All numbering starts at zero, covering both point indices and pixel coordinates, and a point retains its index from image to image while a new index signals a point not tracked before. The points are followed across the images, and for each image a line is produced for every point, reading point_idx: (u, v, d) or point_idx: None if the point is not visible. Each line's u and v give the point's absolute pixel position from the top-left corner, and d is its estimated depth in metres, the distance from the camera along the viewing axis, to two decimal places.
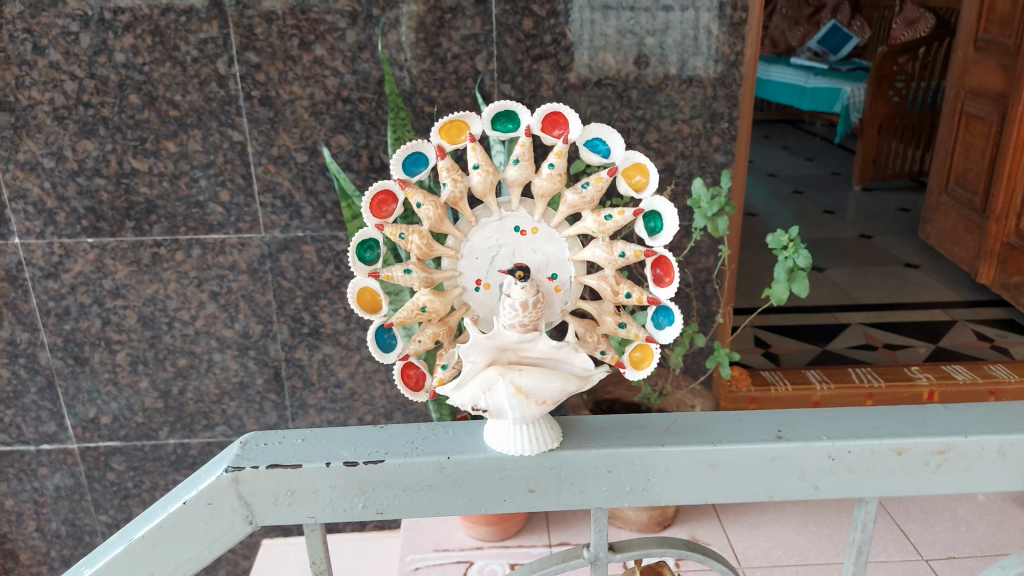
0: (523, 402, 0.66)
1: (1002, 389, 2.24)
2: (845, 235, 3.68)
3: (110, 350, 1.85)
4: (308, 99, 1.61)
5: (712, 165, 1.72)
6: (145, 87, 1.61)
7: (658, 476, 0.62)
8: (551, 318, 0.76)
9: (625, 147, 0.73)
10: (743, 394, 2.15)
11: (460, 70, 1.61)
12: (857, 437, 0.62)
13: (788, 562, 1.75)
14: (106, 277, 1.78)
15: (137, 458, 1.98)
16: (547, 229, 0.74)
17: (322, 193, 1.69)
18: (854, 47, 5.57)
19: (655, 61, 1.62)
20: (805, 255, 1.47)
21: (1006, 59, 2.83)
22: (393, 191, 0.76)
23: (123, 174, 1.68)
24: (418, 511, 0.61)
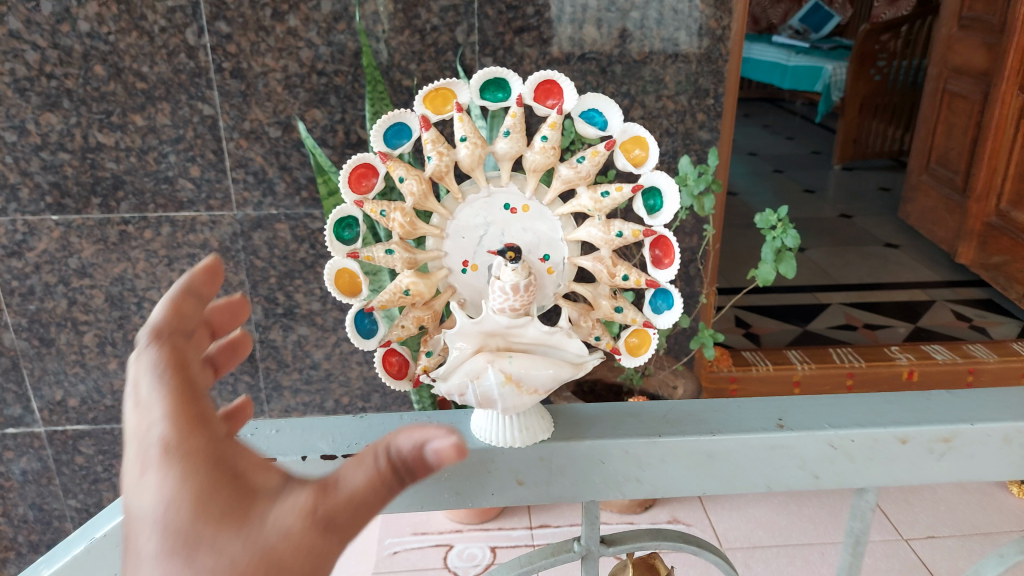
0: (514, 392, 0.63)
1: (981, 369, 2.24)
2: (825, 215, 3.68)
3: (77, 331, 1.79)
4: (282, 71, 1.55)
5: (697, 142, 1.69)
6: (110, 58, 1.54)
7: (653, 465, 0.59)
8: (543, 302, 0.72)
9: (623, 120, 0.70)
10: (724, 374, 2.14)
11: (439, 43, 1.56)
12: (861, 425, 0.59)
13: (769, 543, 1.74)
14: (72, 256, 1.71)
15: (106, 441, 1.93)
16: (538, 206, 0.70)
17: (296, 169, 1.64)
18: (835, 26, 5.55)
19: (639, 34, 1.58)
20: (793, 236, 1.44)
21: (990, 37, 2.81)
22: (373, 164, 0.71)
23: (88, 149, 1.61)
24: (400, 506, 0.58)
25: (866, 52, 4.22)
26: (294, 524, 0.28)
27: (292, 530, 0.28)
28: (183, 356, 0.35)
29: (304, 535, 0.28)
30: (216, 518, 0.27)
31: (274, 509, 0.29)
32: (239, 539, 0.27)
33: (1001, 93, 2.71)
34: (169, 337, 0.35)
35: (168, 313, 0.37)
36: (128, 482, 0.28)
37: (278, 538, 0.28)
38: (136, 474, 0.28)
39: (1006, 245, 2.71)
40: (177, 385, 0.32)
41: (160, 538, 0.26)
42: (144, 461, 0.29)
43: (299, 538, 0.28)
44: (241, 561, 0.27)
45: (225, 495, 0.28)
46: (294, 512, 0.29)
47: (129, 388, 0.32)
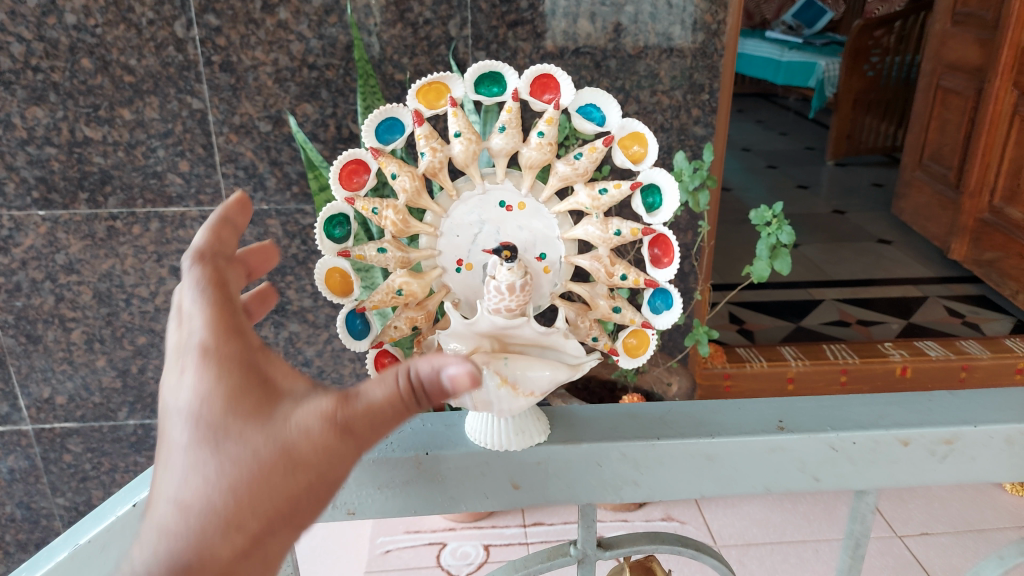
0: (510, 394, 0.62)
1: (974, 365, 2.23)
2: (818, 211, 3.68)
3: (64, 328, 1.77)
4: (272, 65, 1.53)
5: (692, 137, 1.67)
6: (97, 51, 1.51)
7: (651, 469, 0.57)
8: (539, 302, 0.71)
9: (622, 115, 0.69)
10: (718, 370, 2.13)
11: (432, 36, 1.54)
12: (863, 428, 0.58)
13: (764, 540, 1.74)
14: (59, 252, 1.69)
15: (95, 439, 1.91)
16: (534, 203, 0.69)
17: (286, 164, 1.62)
18: (828, 21, 5.55)
19: (634, 29, 1.56)
20: (788, 232, 1.43)
21: (984, 33, 2.81)
22: (365, 160, 0.70)
23: (75, 143, 1.59)
24: (393, 510, 0.57)
25: (860, 48, 4.21)
26: (313, 423, 0.37)
27: (307, 427, 0.37)
28: (224, 280, 0.44)
29: (321, 433, 0.37)
30: (242, 415, 0.37)
31: (293, 409, 0.38)
32: (262, 431, 0.37)
33: (995, 89, 2.70)
34: (212, 262, 0.45)
35: (210, 238, 0.46)
36: (178, 383, 0.39)
37: (299, 433, 0.37)
38: (185, 376, 0.39)
39: (998, 241, 2.71)
40: (218, 305, 0.42)
41: (196, 428, 0.37)
42: (191, 369, 0.39)
43: (316, 436, 0.37)
44: (262, 449, 0.36)
45: (251, 398, 0.38)
46: (315, 415, 0.37)
47: (182, 306, 0.42)
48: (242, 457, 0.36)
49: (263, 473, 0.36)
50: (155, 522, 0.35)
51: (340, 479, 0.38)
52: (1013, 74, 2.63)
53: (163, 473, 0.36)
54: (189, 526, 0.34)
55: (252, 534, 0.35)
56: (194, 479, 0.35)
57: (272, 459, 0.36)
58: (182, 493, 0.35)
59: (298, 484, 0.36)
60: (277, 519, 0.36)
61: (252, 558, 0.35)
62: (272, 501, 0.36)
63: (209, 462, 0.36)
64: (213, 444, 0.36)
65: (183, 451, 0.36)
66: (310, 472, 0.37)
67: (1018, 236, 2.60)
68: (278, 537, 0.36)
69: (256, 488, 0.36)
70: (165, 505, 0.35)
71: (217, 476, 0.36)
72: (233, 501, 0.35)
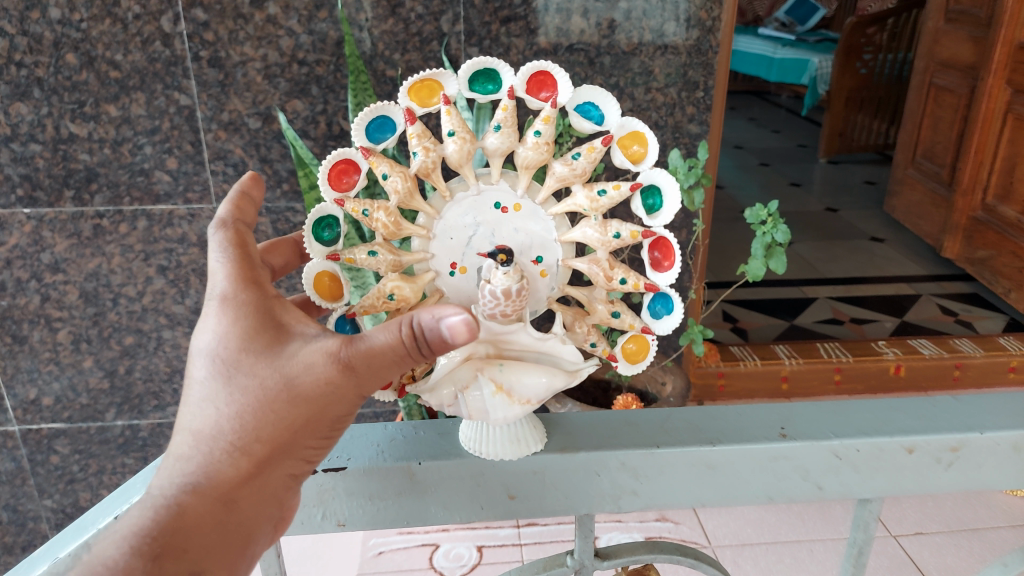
0: (505, 402, 0.62)
1: (967, 364, 2.23)
2: (810, 208, 3.68)
3: (50, 328, 1.75)
4: (261, 60, 1.50)
5: (687, 135, 1.66)
6: (82, 46, 1.48)
7: (650, 477, 0.56)
8: (535, 307, 0.69)
9: (621, 114, 0.67)
10: (712, 369, 2.13)
11: (424, 32, 1.52)
12: (867, 434, 0.56)
13: (758, 540, 1.72)
14: (44, 251, 1.66)
15: (82, 441, 1.89)
16: (530, 205, 0.67)
17: (276, 161, 1.59)
18: (821, 19, 5.55)
19: (628, 25, 1.54)
20: (784, 231, 1.41)
21: (977, 31, 2.81)
22: (355, 160, 0.68)
23: (60, 140, 1.56)
24: (385, 520, 0.56)
25: (852, 45, 4.21)
26: (319, 360, 0.51)
27: (304, 368, 0.51)
28: (243, 238, 0.57)
29: (326, 367, 0.51)
30: (254, 356, 0.52)
31: (297, 351, 0.52)
32: (268, 370, 0.51)
33: (988, 87, 2.70)
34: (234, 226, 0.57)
35: (234, 209, 0.59)
36: (205, 326, 0.53)
37: (309, 367, 0.51)
38: (210, 321, 0.53)
39: (991, 239, 2.71)
40: (238, 261, 0.55)
41: (219, 360, 0.52)
42: (216, 316, 0.53)
43: (321, 371, 0.51)
44: (277, 379, 0.51)
45: (261, 343, 0.52)
46: (321, 355, 0.52)
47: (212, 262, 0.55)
48: (251, 390, 0.51)
49: (273, 400, 0.51)
50: (185, 442, 0.50)
51: (335, 408, 0.52)
52: (1007, 72, 2.63)
53: (194, 400, 0.51)
54: (209, 444, 0.50)
55: (258, 452, 0.50)
56: (215, 406, 0.51)
57: (274, 393, 0.51)
58: (208, 416, 0.51)
59: (297, 413, 0.51)
60: (277, 440, 0.51)
61: (260, 468, 0.51)
62: (274, 426, 0.51)
63: (225, 392, 0.51)
64: (228, 376, 0.51)
65: (208, 383, 0.51)
66: (307, 402, 0.51)
67: (1012, 234, 2.59)
68: (281, 456, 0.51)
69: (260, 415, 0.51)
70: (195, 426, 0.51)
71: (232, 404, 0.51)
72: (241, 427, 0.50)
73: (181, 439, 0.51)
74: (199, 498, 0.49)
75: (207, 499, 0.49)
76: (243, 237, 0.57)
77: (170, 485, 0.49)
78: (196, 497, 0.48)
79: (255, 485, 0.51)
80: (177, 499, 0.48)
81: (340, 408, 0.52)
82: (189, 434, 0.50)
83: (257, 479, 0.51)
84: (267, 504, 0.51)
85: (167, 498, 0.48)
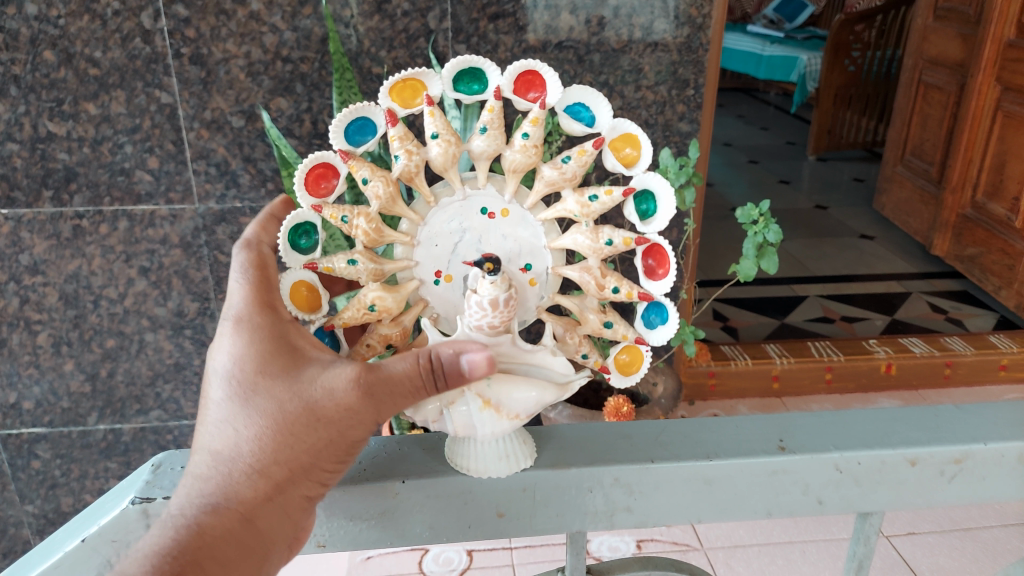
0: (493, 417, 0.61)
1: (958, 361, 2.21)
2: (800, 206, 3.67)
3: (30, 331, 1.71)
4: (244, 58, 1.47)
5: (677, 134, 1.64)
6: (60, 43, 1.45)
7: (644, 494, 0.56)
8: (524, 317, 0.67)
9: (613, 115, 0.65)
10: (702, 369, 2.11)
11: (411, 29, 1.49)
12: (868, 447, 0.56)
13: (750, 542, 1.67)
14: (23, 252, 1.63)
15: (64, 446, 1.86)
16: (518, 211, 0.65)
17: (260, 160, 1.56)
18: (809, 16, 5.56)
19: (617, 22, 1.52)
20: (775, 231, 1.39)
21: (966, 28, 2.80)
22: (333, 164, 0.65)
23: (38, 139, 1.52)
24: (367, 540, 0.58)
25: (840, 43, 4.21)
26: (338, 385, 0.54)
27: (323, 391, 0.54)
28: (265, 264, 0.63)
29: (346, 391, 0.54)
30: (270, 379, 0.55)
31: (315, 376, 0.55)
32: (285, 393, 0.55)
33: (977, 84, 2.69)
34: (257, 246, 0.64)
35: (258, 232, 0.66)
36: (223, 350, 0.58)
37: (328, 389, 0.54)
38: (228, 345, 0.57)
39: (980, 236, 2.71)
40: (257, 288, 0.61)
41: (234, 382, 0.56)
42: (232, 339, 0.58)
43: (340, 394, 0.54)
44: (296, 400, 0.54)
45: (278, 367, 0.56)
46: (340, 379, 0.54)
47: (232, 283, 0.61)
48: (269, 413, 0.54)
49: (290, 421, 0.54)
50: (205, 462, 0.54)
51: (352, 432, 0.54)
52: (996, 69, 2.62)
53: (213, 423, 0.55)
54: (229, 465, 0.53)
55: (276, 473, 0.53)
56: (234, 427, 0.54)
57: (292, 416, 0.54)
58: (228, 438, 0.54)
59: (315, 435, 0.54)
60: (295, 461, 0.54)
61: (278, 489, 0.53)
62: (292, 447, 0.54)
63: (243, 414, 0.54)
64: (246, 398, 0.55)
65: (226, 406, 0.55)
66: (325, 425, 0.54)
67: (1001, 231, 2.59)
68: (298, 478, 0.54)
69: (278, 437, 0.54)
70: (215, 448, 0.54)
71: (250, 427, 0.54)
72: (260, 448, 0.54)
73: (201, 459, 0.54)
74: (221, 516, 0.51)
75: (227, 517, 0.51)
76: (264, 257, 0.64)
77: (192, 504, 0.52)
78: (217, 515, 0.51)
79: (273, 506, 0.53)
80: (198, 517, 0.51)
81: (357, 433, 0.54)
82: (210, 455, 0.54)
83: (275, 499, 0.53)
84: (287, 526, 0.53)
85: (189, 516, 0.50)
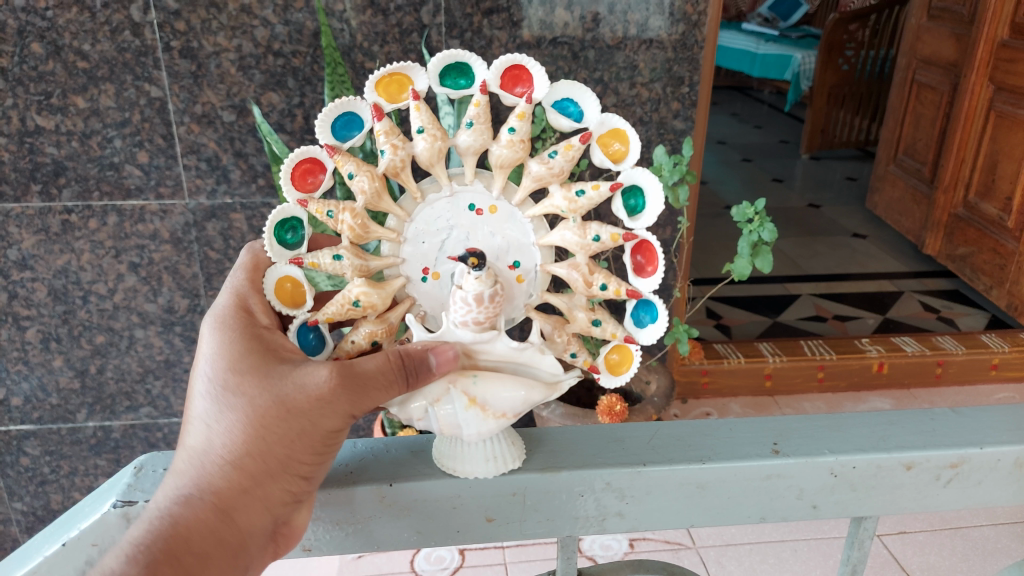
0: (479, 416, 0.60)
1: (949, 361, 2.21)
2: (793, 204, 3.67)
3: (18, 326, 1.70)
4: (235, 51, 1.45)
5: (672, 131, 1.63)
6: (48, 35, 1.43)
7: (637, 498, 0.58)
8: (512, 315, 0.66)
9: (601, 110, 0.64)
10: (696, 367, 2.11)
11: (404, 24, 1.48)
12: (863, 452, 0.56)
13: (742, 540, 1.66)
14: (11, 247, 1.61)
15: (53, 442, 1.84)
16: (507, 207, 0.64)
17: (252, 155, 1.55)
18: (803, 15, 5.58)
19: (612, 19, 1.51)
20: (770, 230, 1.38)
21: (959, 28, 2.80)
22: (319, 159, 0.64)
23: (26, 133, 1.50)
24: (352, 545, 0.59)
25: (834, 41, 4.21)
26: (308, 380, 0.54)
27: (295, 386, 0.54)
28: (254, 275, 0.65)
29: (315, 385, 0.54)
30: (243, 377, 0.55)
31: (289, 373, 0.55)
32: (256, 387, 0.54)
33: (970, 84, 2.68)
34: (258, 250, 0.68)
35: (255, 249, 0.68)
36: (204, 352, 0.58)
37: (298, 385, 0.54)
38: (208, 346, 0.58)
39: (971, 236, 2.71)
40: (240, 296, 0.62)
41: (210, 382, 0.56)
42: (212, 340, 0.59)
43: (311, 388, 0.54)
44: (267, 396, 0.54)
45: (251, 364, 0.56)
46: (310, 375, 0.54)
47: (222, 292, 0.64)
48: (240, 406, 0.54)
49: (263, 417, 0.54)
50: (182, 458, 0.54)
51: (326, 423, 0.54)
52: (989, 69, 2.62)
53: (190, 422, 0.55)
54: (203, 458, 0.53)
55: (250, 465, 0.53)
56: (209, 424, 0.54)
57: (263, 409, 0.54)
58: (201, 434, 0.54)
59: (287, 427, 0.54)
60: (268, 454, 0.53)
61: (254, 481, 0.53)
62: (265, 441, 0.53)
63: (218, 410, 0.54)
64: (219, 396, 0.55)
65: (203, 403, 0.55)
66: (297, 417, 0.54)
67: (993, 231, 2.59)
68: (275, 470, 0.53)
69: (249, 430, 0.53)
70: (190, 444, 0.54)
71: (224, 422, 0.54)
72: (232, 442, 0.53)
73: (180, 457, 0.54)
74: (195, 507, 0.51)
75: (201, 509, 0.51)
76: (259, 260, 0.67)
77: (166, 498, 0.51)
78: (191, 507, 0.50)
79: (250, 497, 0.53)
80: (172, 509, 0.50)
81: (331, 423, 0.54)
82: (185, 451, 0.54)
83: (253, 491, 0.53)
84: (265, 518, 0.53)
85: (163, 509, 0.50)
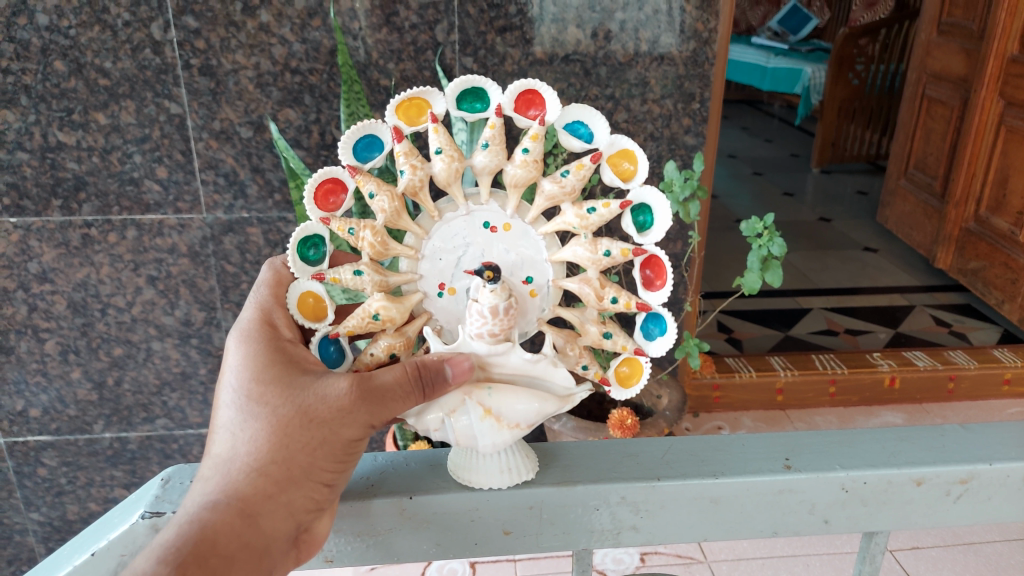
0: (493, 426, 0.61)
1: (962, 376, 2.20)
2: (804, 218, 3.68)
3: (38, 338, 1.72)
4: (253, 69, 1.48)
5: (683, 147, 1.65)
6: (71, 53, 1.46)
7: (652, 512, 0.59)
8: (526, 328, 0.67)
9: (611, 131, 0.65)
10: (707, 381, 2.12)
11: (418, 42, 1.50)
12: (874, 467, 0.57)
13: (754, 555, 1.66)
14: (31, 260, 1.64)
15: (70, 453, 1.86)
16: (520, 224, 0.65)
17: (268, 171, 1.57)
18: (813, 29, 5.60)
19: (623, 36, 1.53)
20: (780, 245, 1.39)
21: (969, 44, 2.81)
22: (341, 179, 0.66)
23: (48, 148, 1.53)
24: (372, 557, 0.60)
25: (844, 56, 4.21)
26: (331, 391, 0.56)
27: (317, 397, 0.56)
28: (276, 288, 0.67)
29: (337, 396, 0.56)
30: (268, 387, 0.57)
31: (311, 384, 0.57)
32: (280, 397, 0.56)
33: (980, 99, 2.69)
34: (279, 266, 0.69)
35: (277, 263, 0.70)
36: (229, 364, 0.60)
37: (321, 397, 0.56)
38: (232, 358, 0.60)
39: (983, 250, 2.70)
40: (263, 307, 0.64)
41: (234, 392, 0.58)
42: (236, 351, 0.60)
43: (333, 399, 0.56)
44: (291, 407, 0.56)
45: (274, 375, 0.57)
46: (332, 387, 0.56)
47: (247, 301, 0.65)
48: (264, 416, 0.56)
49: (287, 427, 0.55)
50: (208, 466, 0.55)
51: (347, 433, 0.56)
52: (999, 84, 2.62)
53: (217, 430, 0.57)
54: (228, 465, 0.54)
55: (274, 472, 0.54)
56: (234, 432, 0.55)
57: (286, 418, 0.55)
58: (226, 442, 0.56)
59: (309, 436, 0.55)
60: (291, 461, 0.55)
61: (277, 487, 0.54)
62: (288, 448, 0.55)
63: (243, 419, 0.56)
64: (244, 405, 0.56)
65: (228, 412, 0.57)
66: (319, 426, 0.55)
67: (1004, 245, 2.58)
68: (298, 478, 0.55)
69: (273, 438, 0.55)
70: (215, 452, 0.56)
71: (249, 430, 0.55)
72: (256, 449, 0.55)
73: (205, 465, 0.55)
74: (221, 511, 0.52)
75: (227, 513, 0.52)
76: (281, 276, 0.68)
77: (193, 504, 0.52)
78: (217, 511, 0.52)
79: (274, 504, 0.54)
80: (199, 514, 0.51)
81: (352, 432, 0.56)
82: (211, 459, 0.55)
83: (277, 498, 0.54)
84: (287, 524, 0.54)
85: (191, 514, 0.51)
